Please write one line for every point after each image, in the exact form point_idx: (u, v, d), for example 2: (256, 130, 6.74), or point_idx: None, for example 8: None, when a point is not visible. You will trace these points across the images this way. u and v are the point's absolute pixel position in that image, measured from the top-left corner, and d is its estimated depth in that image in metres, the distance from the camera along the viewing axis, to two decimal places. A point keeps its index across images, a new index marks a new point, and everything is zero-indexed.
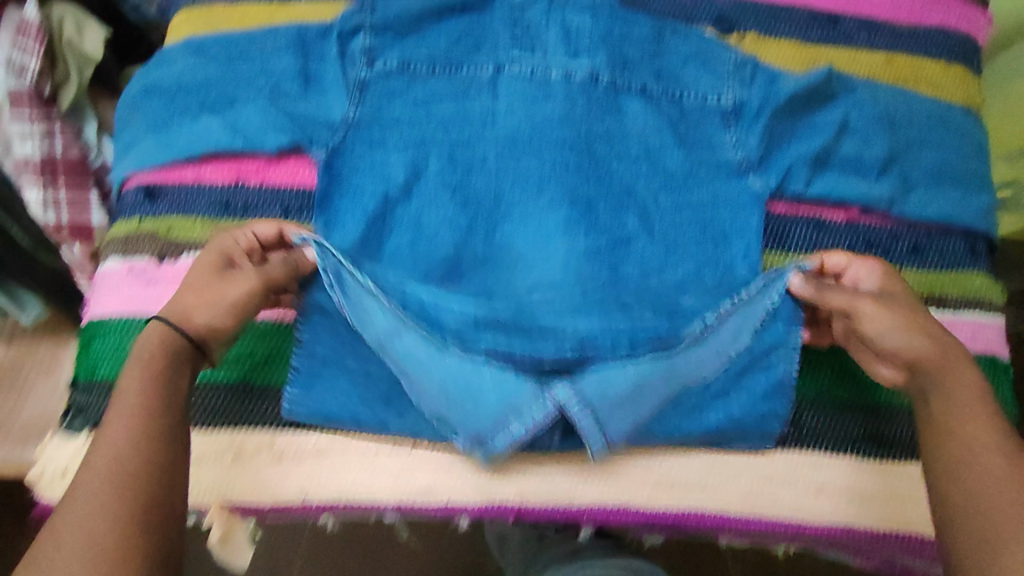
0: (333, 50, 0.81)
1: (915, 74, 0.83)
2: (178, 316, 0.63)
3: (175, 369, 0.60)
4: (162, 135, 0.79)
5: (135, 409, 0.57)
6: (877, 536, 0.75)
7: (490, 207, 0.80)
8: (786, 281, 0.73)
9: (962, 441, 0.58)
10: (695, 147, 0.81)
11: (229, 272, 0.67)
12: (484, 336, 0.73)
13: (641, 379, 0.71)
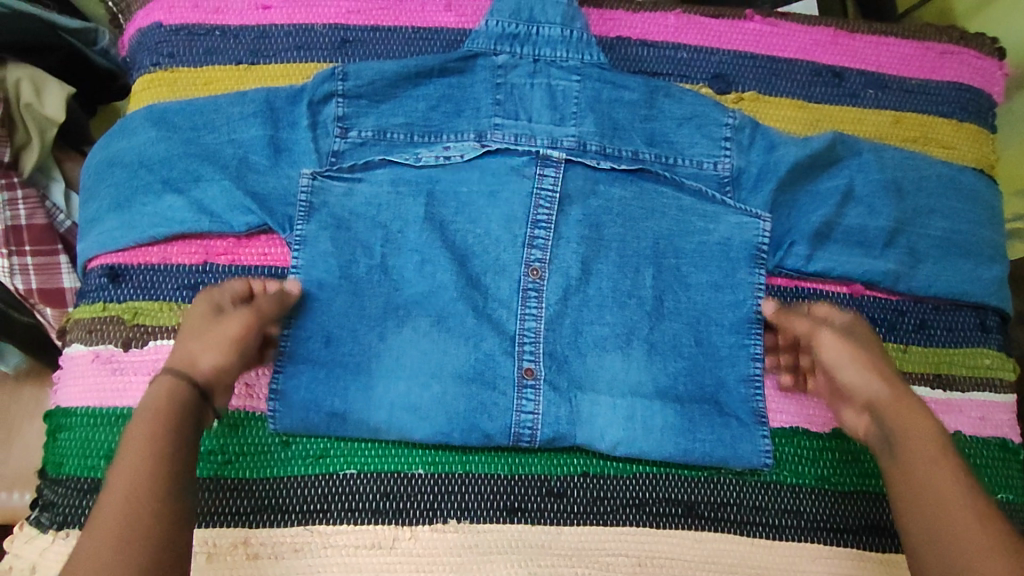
0: (303, 118, 0.76)
1: (924, 134, 0.80)
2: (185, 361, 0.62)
3: (182, 417, 0.59)
4: (124, 214, 0.76)
5: (144, 451, 0.56)
6: None
7: (471, 287, 0.74)
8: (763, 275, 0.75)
9: (936, 514, 0.56)
10: (688, 216, 0.76)
11: (219, 314, 0.65)
12: (464, 392, 0.72)
13: (620, 336, 0.74)
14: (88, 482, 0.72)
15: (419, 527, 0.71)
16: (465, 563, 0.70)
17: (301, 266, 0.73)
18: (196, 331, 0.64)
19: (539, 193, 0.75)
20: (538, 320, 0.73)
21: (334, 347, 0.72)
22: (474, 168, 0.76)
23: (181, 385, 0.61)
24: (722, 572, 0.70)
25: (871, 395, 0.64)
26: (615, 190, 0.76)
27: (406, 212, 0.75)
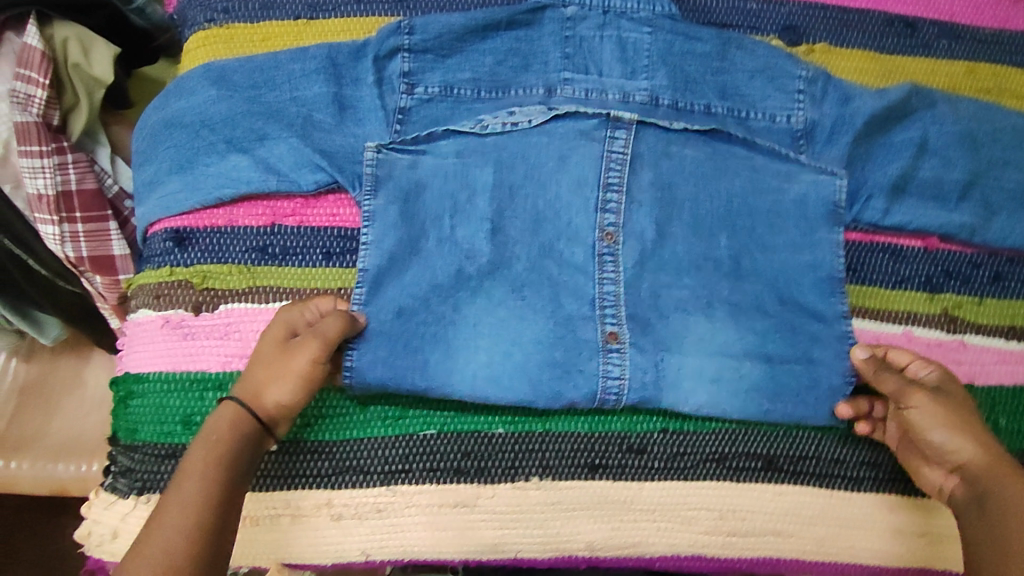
0: (369, 74, 0.75)
1: (997, 84, 0.80)
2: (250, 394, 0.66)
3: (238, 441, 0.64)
4: (188, 175, 0.74)
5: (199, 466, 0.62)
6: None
7: (547, 243, 0.73)
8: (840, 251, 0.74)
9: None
10: (762, 175, 0.75)
11: (290, 343, 0.67)
12: (550, 350, 0.70)
13: (697, 296, 0.73)
14: (165, 448, 0.71)
15: (500, 485, 0.71)
16: (546, 520, 0.70)
17: (369, 243, 0.72)
18: (263, 361, 0.67)
19: (609, 155, 0.73)
20: (617, 284, 0.72)
21: (409, 319, 0.70)
22: (543, 131, 0.74)
23: (242, 418, 0.65)
24: (800, 524, 0.71)
25: (964, 458, 0.63)
26: (687, 151, 0.74)
27: (474, 181, 0.73)
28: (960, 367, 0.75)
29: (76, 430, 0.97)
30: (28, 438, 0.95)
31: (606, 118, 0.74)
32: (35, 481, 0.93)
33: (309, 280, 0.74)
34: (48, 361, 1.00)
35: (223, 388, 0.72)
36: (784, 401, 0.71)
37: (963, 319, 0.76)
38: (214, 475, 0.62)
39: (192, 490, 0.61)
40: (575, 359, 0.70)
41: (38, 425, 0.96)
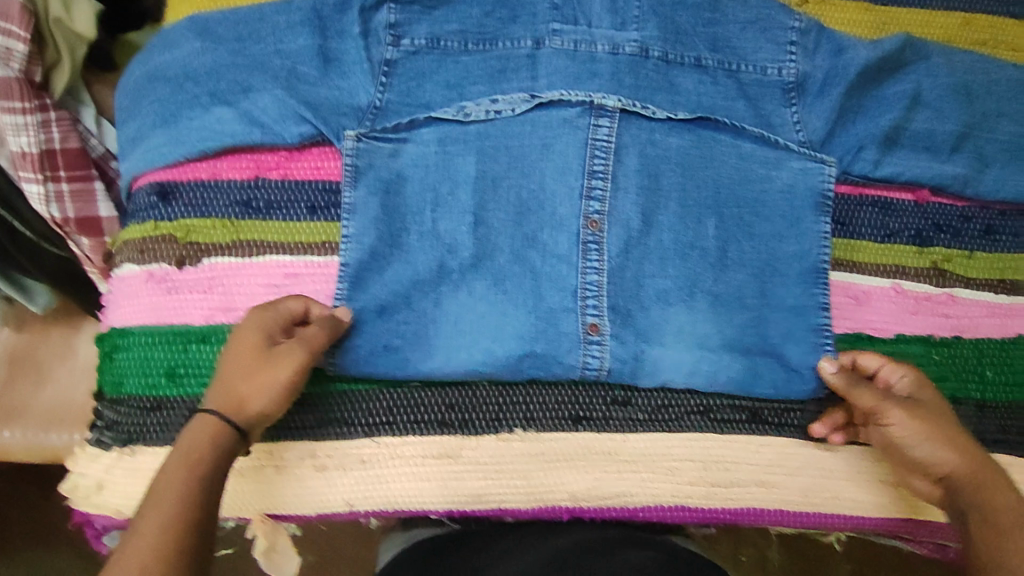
0: (354, 26, 0.72)
1: (993, 37, 0.79)
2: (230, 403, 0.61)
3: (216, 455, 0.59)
4: (172, 129, 0.73)
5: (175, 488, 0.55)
6: (935, 524, 0.73)
7: (532, 197, 0.72)
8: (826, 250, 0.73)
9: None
10: (750, 163, 0.73)
11: (271, 350, 0.63)
12: (533, 317, 0.70)
13: (681, 285, 0.71)
14: (149, 400, 0.71)
15: (484, 436, 0.71)
16: (530, 471, 0.71)
17: (350, 235, 0.71)
18: (242, 368, 0.62)
19: (594, 143, 0.72)
20: (600, 274, 0.71)
21: (388, 317, 0.71)
22: (526, 120, 0.72)
23: (222, 432, 0.59)
24: (783, 475, 0.71)
25: (945, 468, 0.62)
26: (674, 140, 0.73)
27: (455, 172, 0.72)
28: (949, 320, 0.75)
29: (65, 400, 0.92)
30: (17, 408, 0.90)
31: (588, 106, 0.72)
32: (27, 449, 0.89)
33: (294, 234, 0.74)
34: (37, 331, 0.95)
35: (207, 340, 0.72)
36: (761, 358, 0.72)
37: (952, 272, 0.75)
38: (200, 489, 0.56)
39: (174, 507, 0.54)
40: (559, 348, 0.70)
41: (27, 393, 0.91)
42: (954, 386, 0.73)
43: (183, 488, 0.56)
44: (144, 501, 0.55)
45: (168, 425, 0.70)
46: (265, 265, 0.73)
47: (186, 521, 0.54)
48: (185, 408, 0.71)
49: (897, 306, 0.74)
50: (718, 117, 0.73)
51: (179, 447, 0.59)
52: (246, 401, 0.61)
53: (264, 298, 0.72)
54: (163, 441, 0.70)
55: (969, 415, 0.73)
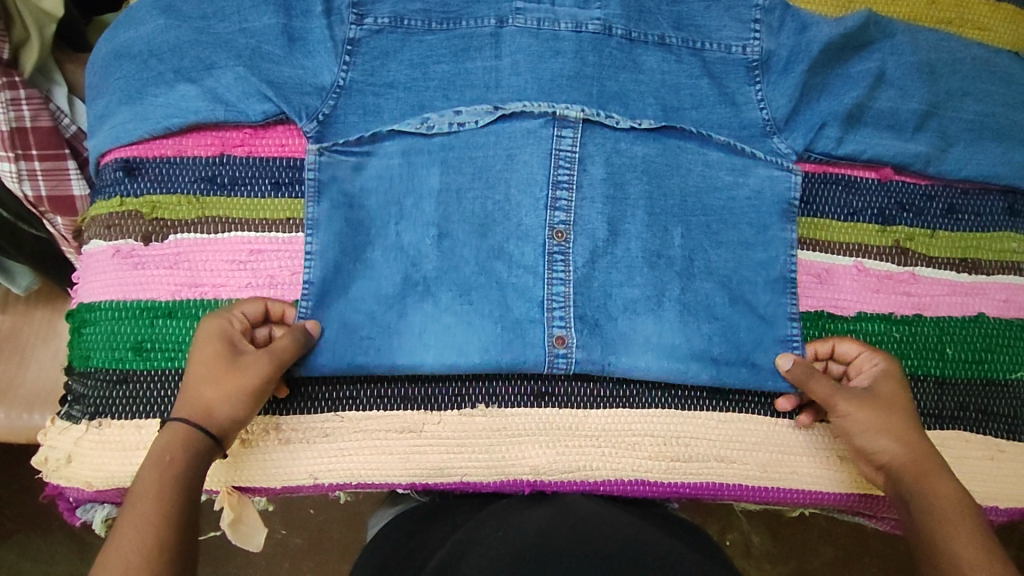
0: (318, 4, 0.72)
1: (958, 16, 0.80)
2: (200, 410, 0.61)
3: (192, 458, 0.59)
4: (137, 106, 0.73)
5: (152, 490, 0.56)
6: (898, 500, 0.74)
7: (497, 179, 0.72)
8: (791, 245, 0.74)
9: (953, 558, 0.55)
10: (715, 169, 0.74)
11: (239, 359, 0.63)
12: (499, 302, 0.71)
13: (647, 291, 0.72)
14: (116, 373, 0.72)
15: (446, 412, 0.72)
16: (492, 445, 0.71)
17: (316, 252, 0.71)
18: (209, 372, 0.62)
19: (558, 153, 0.72)
20: (567, 283, 0.71)
21: (354, 333, 0.70)
22: (490, 132, 0.73)
23: (195, 435, 0.60)
24: (743, 450, 0.72)
25: (889, 458, 0.63)
26: (638, 148, 0.73)
27: (420, 184, 0.73)
28: (910, 298, 0.75)
29: (50, 382, 0.89)
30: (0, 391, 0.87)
31: (552, 117, 0.72)
32: (12, 431, 0.86)
33: (259, 211, 0.74)
34: (23, 312, 0.91)
35: (174, 315, 0.72)
36: (733, 344, 0.71)
37: (915, 250, 0.76)
38: (178, 488, 0.57)
39: (153, 507, 0.55)
40: (525, 361, 0.70)
41: (12, 374, 0.88)
42: (915, 363, 0.74)
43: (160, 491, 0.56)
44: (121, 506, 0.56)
45: (137, 398, 0.71)
46: (230, 241, 0.74)
47: (166, 519, 0.55)
48: (151, 380, 0.72)
49: (859, 285, 0.75)
50: (683, 126, 0.74)
51: (152, 453, 0.59)
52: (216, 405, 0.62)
53: (230, 274, 0.73)
54: (129, 413, 0.72)
55: (928, 392, 0.73)
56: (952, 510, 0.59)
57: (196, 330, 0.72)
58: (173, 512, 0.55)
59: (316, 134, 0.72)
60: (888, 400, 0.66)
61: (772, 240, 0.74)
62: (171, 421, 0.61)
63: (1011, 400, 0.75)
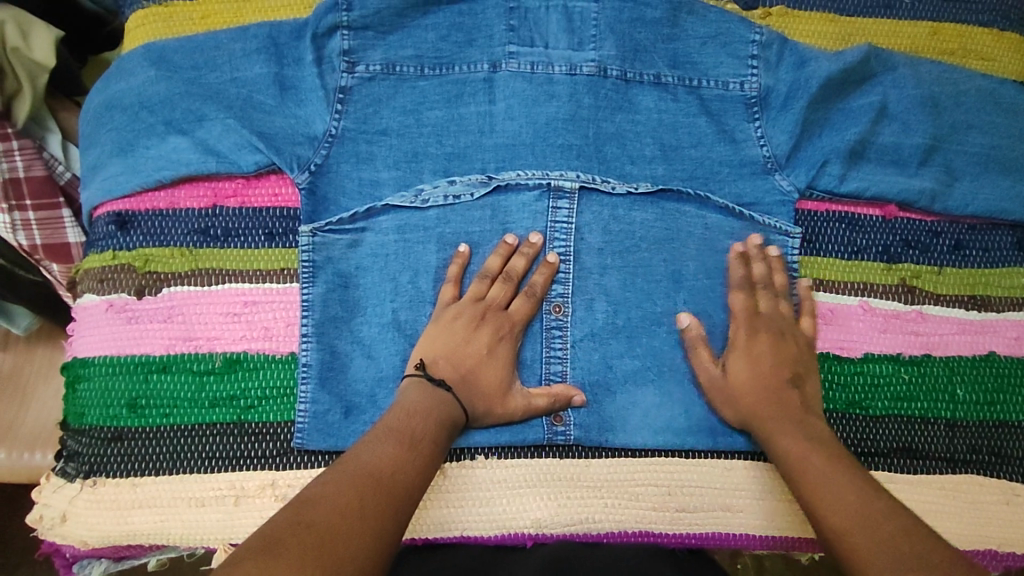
0: (308, 52, 0.71)
1: (961, 46, 0.78)
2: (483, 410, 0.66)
3: (451, 425, 0.62)
4: (130, 158, 0.72)
5: (417, 421, 0.60)
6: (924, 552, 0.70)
7: (493, 230, 0.71)
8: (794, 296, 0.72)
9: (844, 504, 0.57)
10: (715, 234, 0.72)
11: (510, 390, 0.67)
12: None
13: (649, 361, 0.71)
14: (111, 430, 0.71)
15: (447, 464, 0.70)
16: (492, 497, 0.70)
17: (310, 336, 0.70)
18: (425, 421, 0.60)
19: (554, 226, 0.71)
20: (564, 362, 0.70)
21: (354, 418, 0.70)
22: (484, 204, 0.71)
23: (452, 418, 0.62)
24: (749, 498, 0.70)
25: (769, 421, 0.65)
26: (637, 214, 0.71)
27: (416, 261, 0.71)
28: (918, 338, 0.73)
29: (51, 420, 0.88)
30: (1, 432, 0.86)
31: (546, 188, 0.71)
32: (13, 471, 0.85)
33: (253, 261, 0.73)
34: (24, 352, 0.91)
35: (168, 370, 0.72)
36: None
37: (922, 289, 0.74)
38: (377, 523, 0.49)
39: (422, 455, 0.57)
40: (530, 440, 0.70)
41: (12, 415, 0.87)
42: (924, 406, 0.72)
43: (427, 435, 0.59)
44: (393, 419, 0.60)
45: (133, 456, 0.70)
46: (224, 294, 0.73)
47: (424, 467, 0.57)
48: (147, 437, 0.71)
49: (865, 324, 0.73)
50: (679, 188, 0.72)
51: (419, 398, 0.62)
52: (473, 395, 0.65)
53: (224, 328, 0.72)
54: (124, 471, 0.71)
55: (939, 435, 0.72)
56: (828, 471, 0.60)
57: (191, 385, 0.71)
58: (421, 471, 0.56)
59: (308, 184, 0.71)
60: (753, 381, 0.67)
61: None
62: (443, 391, 0.63)
63: None
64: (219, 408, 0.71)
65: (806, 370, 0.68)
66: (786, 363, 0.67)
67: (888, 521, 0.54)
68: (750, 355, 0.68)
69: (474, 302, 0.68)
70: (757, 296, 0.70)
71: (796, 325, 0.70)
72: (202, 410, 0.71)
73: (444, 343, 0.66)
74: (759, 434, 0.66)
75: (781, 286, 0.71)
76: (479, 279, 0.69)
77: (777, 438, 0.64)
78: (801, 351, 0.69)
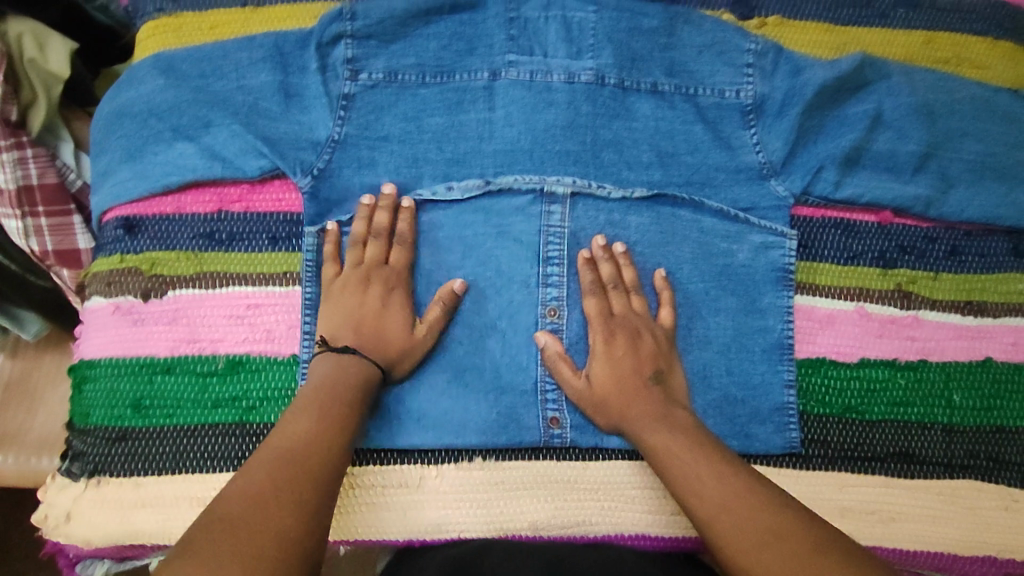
0: (313, 61, 0.73)
1: (955, 55, 0.79)
2: (391, 354, 0.67)
3: (365, 385, 0.64)
4: (138, 164, 0.74)
5: (328, 391, 0.61)
6: (922, 558, 0.70)
7: (490, 234, 0.72)
8: (789, 300, 0.73)
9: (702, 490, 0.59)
10: (710, 237, 0.73)
11: (413, 324, 0.69)
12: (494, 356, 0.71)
13: None
14: (116, 431, 0.72)
15: (444, 465, 0.71)
16: (489, 499, 0.70)
17: (310, 337, 0.71)
18: (334, 389, 0.61)
19: (548, 230, 0.72)
20: None
21: None
22: (480, 209, 0.73)
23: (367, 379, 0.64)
24: None
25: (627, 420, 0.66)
26: (632, 219, 0.72)
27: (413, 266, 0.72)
28: (914, 343, 0.74)
29: (56, 426, 0.89)
30: (8, 436, 0.88)
31: (542, 193, 0.72)
32: (19, 475, 0.86)
33: (256, 264, 0.75)
34: (32, 358, 0.93)
35: (172, 372, 0.73)
36: (732, 393, 0.71)
37: (918, 294, 0.75)
38: (299, 493, 0.51)
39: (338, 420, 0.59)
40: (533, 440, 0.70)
41: (21, 419, 0.89)
42: (920, 411, 0.72)
43: (342, 401, 0.60)
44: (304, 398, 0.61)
45: (135, 456, 0.72)
46: (228, 297, 0.74)
47: (341, 429, 0.58)
48: (150, 438, 0.72)
49: (861, 330, 0.73)
50: (675, 194, 0.73)
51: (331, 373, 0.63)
52: (382, 345, 0.67)
53: (227, 330, 0.74)
54: (127, 471, 0.72)
55: (936, 440, 0.72)
56: (691, 456, 0.61)
57: (194, 386, 0.73)
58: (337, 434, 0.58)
59: (310, 189, 0.73)
60: (616, 382, 0.67)
61: (768, 285, 0.73)
62: (351, 355, 0.65)
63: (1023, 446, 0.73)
64: (221, 409, 0.72)
65: (668, 365, 0.68)
66: (644, 362, 0.67)
67: (752, 502, 0.57)
68: (623, 358, 0.68)
69: (354, 268, 0.70)
70: (606, 297, 0.70)
71: (653, 321, 0.70)
72: (205, 410, 0.72)
73: (342, 311, 0.68)
74: (629, 432, 0.66)
75: (630, 280, 0.71)
76: (352, 246, 0.71)
77: (643, 432, 0.64)
78: (662, 347, 0.69)
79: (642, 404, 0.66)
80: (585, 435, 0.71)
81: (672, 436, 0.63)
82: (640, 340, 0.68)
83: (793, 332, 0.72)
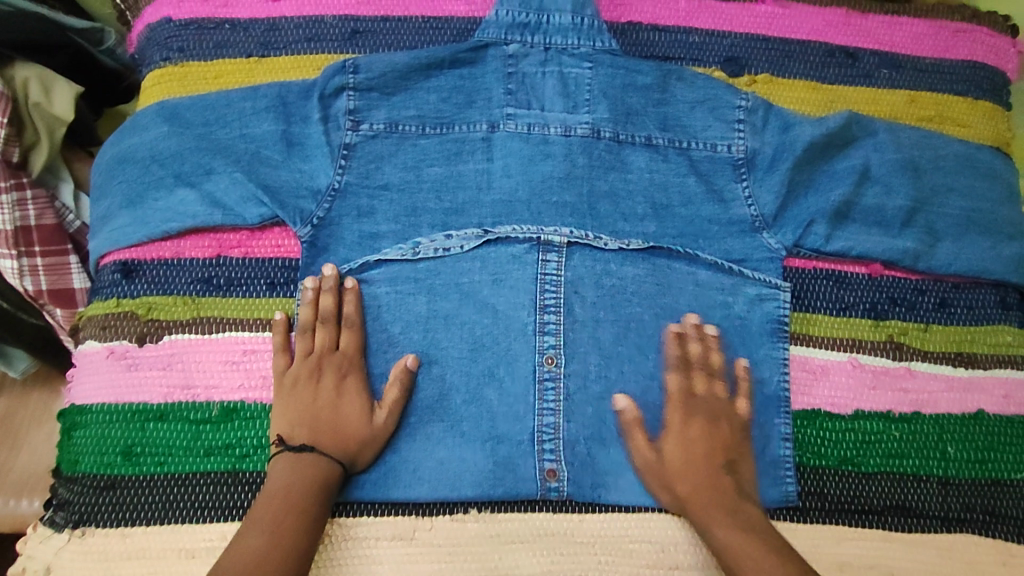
0: (315, 112, 0.75)
1: (938, 113, 0.82)
2: (350, 455, 0.67)
3: (323, 485, 0.65)
4: (139, 209, 0.75)
5: (283, 492, 0.63)
6: None
7: (487, 283, 0.73)
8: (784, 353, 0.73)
9: None
10: (705, 289, 0.74)
11: (372, 411, 0.69)
12: (489, 406, 0.71)
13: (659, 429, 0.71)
14: (105, 479, 0.71)
15: (439, 517, 0.70)
16: (485, 553, 0.69)
17: None
18: (287, 497, 0.63)
19: (544, 279, 0.73)
20: (557, 415, 0.71)
21: None
22: (477, 257, 0.73)
23: (327, 482, 0.65)
24: None
25: (690, 502, 0.66)
26: (628, 270, 0.74)
27: (409, 313, 0.73)
28: (907, 395, 0.74)
29: (42, 464, 0.87)
30: None
31: (537, 243, 0.73)
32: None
33: (255, 310, 0.75)
34: (19, 396, 0.92)
35: (164, 419, 0.72)
36: None
37: (909, 345, 0.76)
38: None
39: (292, 522, 0.62)
40: (531, 491, 0.70)
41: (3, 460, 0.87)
42: (916, 463, 0.72)
43: (301, 498, 0.63)
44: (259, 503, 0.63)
45: (124, 504, 0.70)
46: (225, 342, 0.74)
47: (293, 532, 0.61)
48: (140, 487, 0.71)
49: (854, 380, 0.74)
50: (670, 245, 0.74)
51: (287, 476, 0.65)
52: (342, 434, 0.68)
53: (223, 376, 0.73)
54: (114, 521, 0.70)
55: (932, 493, 0.72)
56: (761, 551, 0.61)
57: (187, 434, 0.72)
58: (290, 541, 0.61)
59: (309, 238, 0.73)
60: (688, 467, 0.67)
61: (764, 336, 0.74)
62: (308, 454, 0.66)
63: (1019, 501, 0.73)
64: (214, 457, 0.71)
65: (740, 453, 0.68)
66: (718, 450, 0.67)
67: None
68: (698, 441, 0.67)
69: (306, 358, 0.70)
70: (691, 375, 0.71)
71: (732, 407, 0.70)
72: (197, 459, 0.71)
73: (298, 406, 0.68)
74: (694, 520, 0.66)
75: (717, 363, 0.71)
76: (301, 336, 0.71)
77: (711, 526, 0.64)
78: (735, 433, 0.69)
79: (706, 492, 0.66)
80: (583, 485, 0.70)
81: (743, 530, 0.63)
82: (717, 425, 0.68)
83: (789, 384, 0.73)
